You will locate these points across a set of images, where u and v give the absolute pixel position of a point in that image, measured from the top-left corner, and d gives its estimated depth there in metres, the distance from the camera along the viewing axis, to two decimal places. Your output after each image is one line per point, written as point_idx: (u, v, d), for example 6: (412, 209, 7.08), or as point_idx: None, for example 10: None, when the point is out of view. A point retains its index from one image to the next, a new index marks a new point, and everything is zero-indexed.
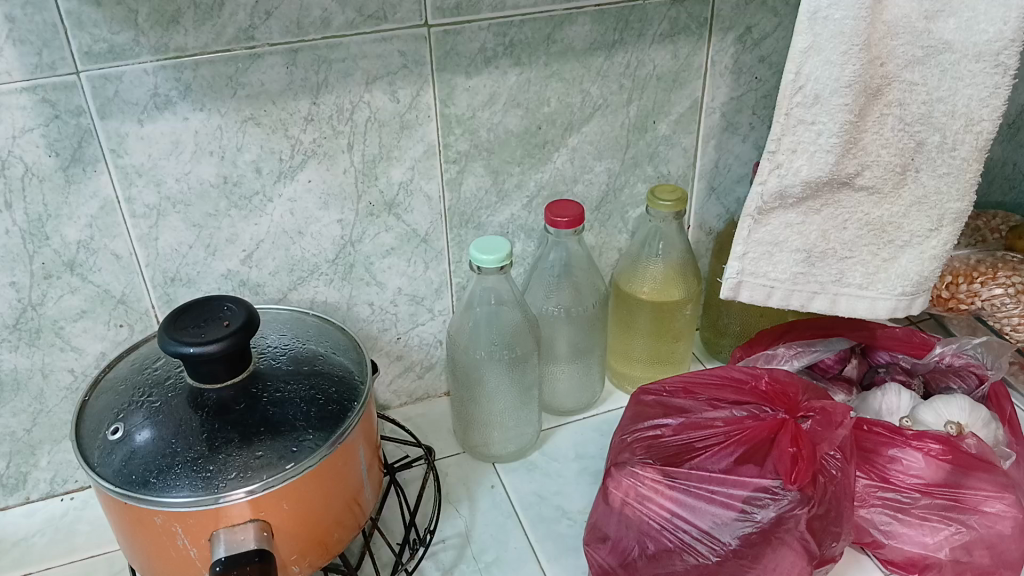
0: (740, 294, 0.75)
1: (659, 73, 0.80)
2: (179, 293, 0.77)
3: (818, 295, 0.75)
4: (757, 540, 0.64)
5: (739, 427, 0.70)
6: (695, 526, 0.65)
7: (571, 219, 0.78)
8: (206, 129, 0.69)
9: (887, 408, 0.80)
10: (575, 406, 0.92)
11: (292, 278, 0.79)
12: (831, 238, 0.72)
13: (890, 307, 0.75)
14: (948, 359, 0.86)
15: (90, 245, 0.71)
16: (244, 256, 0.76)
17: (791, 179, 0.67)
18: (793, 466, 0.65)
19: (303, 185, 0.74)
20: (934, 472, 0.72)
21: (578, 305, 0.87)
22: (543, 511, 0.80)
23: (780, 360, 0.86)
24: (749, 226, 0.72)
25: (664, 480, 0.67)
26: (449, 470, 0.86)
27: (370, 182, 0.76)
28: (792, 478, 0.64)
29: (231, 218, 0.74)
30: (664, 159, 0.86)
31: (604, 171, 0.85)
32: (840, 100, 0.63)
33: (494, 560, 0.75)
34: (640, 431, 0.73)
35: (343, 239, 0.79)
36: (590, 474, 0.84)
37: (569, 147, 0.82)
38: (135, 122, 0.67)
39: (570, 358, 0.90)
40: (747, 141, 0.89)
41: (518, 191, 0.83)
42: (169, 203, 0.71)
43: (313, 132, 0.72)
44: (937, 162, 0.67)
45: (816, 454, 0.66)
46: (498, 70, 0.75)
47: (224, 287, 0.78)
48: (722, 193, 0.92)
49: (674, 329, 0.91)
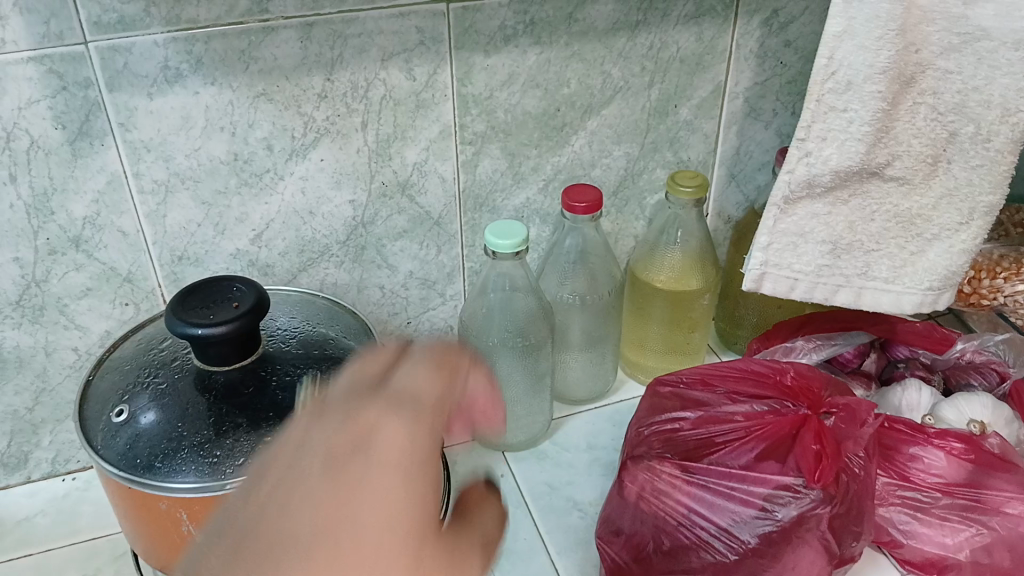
0: (763, 286, 0.73)
1: (682, 56, 0.78)
2: (186, 273, 0.75)
3: (843, 288, 0.73)
4: (778, 539, 0.60)
5: (760, 422, 0.64)
6: (713, 522, 0.61)
7: (588, 204, 0.76)
8: (217, 104, 0.67)
9: (907, 404, 0.78)
10: (588, 395, 0.90)
11: (302, 259, 0.78)
12: (856, 230, 0.70)
13: (916, 302, 0.72)
14: (969, 356, 0.85)
15: (97, 221, 0.70)
16: (254, 235, 0.75)
17: (820, 167, 0.66)
18: (817, 464, 0.60)
19: (316, 164, 0.73)
20: (955, 471, 0.71)
21: (593, 293, 0.84)
22: (553, 502, 0.79)
23: (798, 352, 0.84)
24: (774, 216, 0.69)
25: (682, 474, 0.63)
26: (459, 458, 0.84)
27: (384, 162, 0.75)
28: (815, 476, 0.60)
29: (241, 196, 0.72)
30: (684, 144, 0.84)
31: (623, 156, 0.83)
32: (872, 87, 0.61)
33: (503, 550, 0.74)
34: (656, 423, 0.68)
35: (355, 220, 0.77)
36: (601, 465, 0.82)
37: (588, 131, 0.80)
38: (144, 96, 0.65)
39: (583, 346, 0.88)
40: (770, 128, 0.86)
41: (535, 174, 0.81)
42: (177, 179, 0.70)
43: (327, 110, 0.70)
44: (969, 153, 0.65)
45: (840, 451, 0.62)
46: (518, 49, 0.72)
47: (232, 267, 0.76)
48: (743, 180, 0.89)
49: (690, 318, 0.87)
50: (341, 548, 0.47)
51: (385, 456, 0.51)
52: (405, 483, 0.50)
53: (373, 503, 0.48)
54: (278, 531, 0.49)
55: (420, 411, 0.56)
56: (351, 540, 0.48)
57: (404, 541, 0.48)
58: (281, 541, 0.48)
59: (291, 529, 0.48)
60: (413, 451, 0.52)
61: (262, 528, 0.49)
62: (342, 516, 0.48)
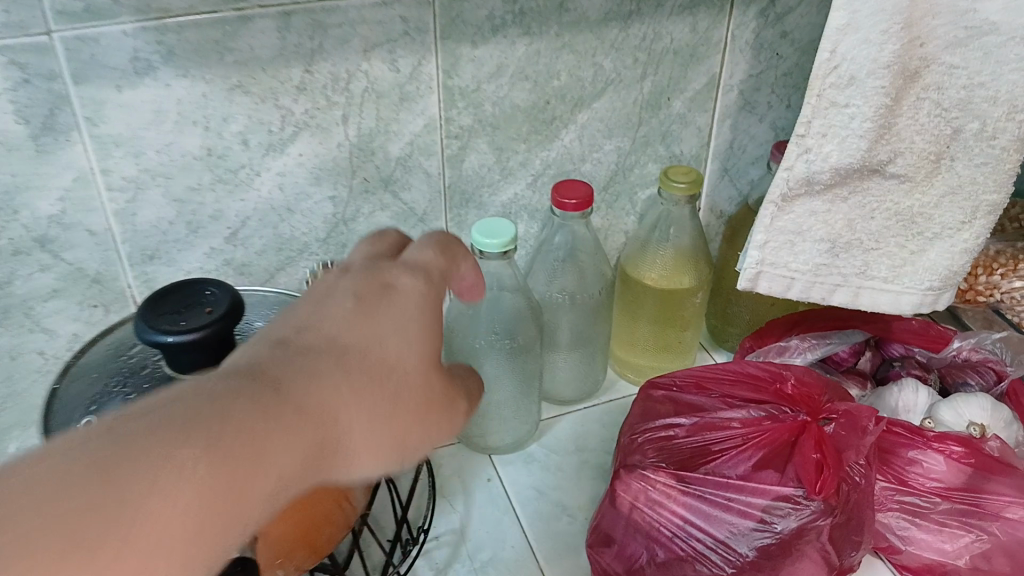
0: (758, 285, 0.70)
1: (676, 47, 0.75)
2: (158, 272, 0.72)
3: (840, 287, 0.71)
4: (777, 552, 0.58)
5: (757, 430, 0.62)
6: (710, 534, 0.59)
7: (579, 201, 0.73)
8: (190, 97, 0.63)
9: (904, 405, 0.77)
10: (576, 395, 0.87)
11: (280, 257, 0.75)
12: (856, 228, 0.68)
13: (915, 302, 0.71)
14: (966, 353, 0.83)
15: (63, 220, 0.66)
16: (229, 233, 0.72)
17: (820, 165, 0.63)
18: (818, 475, 0.58)
19: (294, 159, 0.69)
20: (954, 475, 0.69)
21: (583, 291, 0.81)
22: (542, 507, 0.77)
23: (793, 351, 0.82)
24: (771, 213, 0.67)
25: (678, 484, 0.61)
26: (444, 461, 0.81)
27: (367, 157, 0.72)
28: (816, 487, 0.58)
29: (216, 193, 0.69)
30: (677, 138, 0.82)
31: (613, 150, 0.80)
32: (876, 83, 0.59)
33: (490, 559, 0.72)
34: (649, 430, 0.66)
35: (335, 217, 0.74)
36: (591, 468, 0.80)
37: (578, 124, 0.77)
38: (113, 89, 0.61)
39: (571, 346, 0.85)
40: (765, 121, 0.84)
41: (523, 169, 0.78)
42: (148, 175, 0.66)
43: (306, 102, 0.66)
44: (973, 150, 0.63)
45: (840, 460, 0.60)
46: (507, 39, 0.69)
47: (208, 266, 0.73)
48: (736, 175, 0.87)
49: (682, 317, 0.84)
50: (323, 446, 0.36)
51: (399, 299, 0.41)
52: (423, 316, 0.41)
53: (397, 325, 0.40)
54: (242, 444, 0.33)
55: (432, 261, 0.45)
56: (343, 439, 0.37)
57: (426, 384, 0.40)
58: (253, 464, 0.33)
59: (259, 448, 0.33)
60: (427, 311, 0.42)
61: (212, 441, 0.32)
62: (320, 409, 0.35)
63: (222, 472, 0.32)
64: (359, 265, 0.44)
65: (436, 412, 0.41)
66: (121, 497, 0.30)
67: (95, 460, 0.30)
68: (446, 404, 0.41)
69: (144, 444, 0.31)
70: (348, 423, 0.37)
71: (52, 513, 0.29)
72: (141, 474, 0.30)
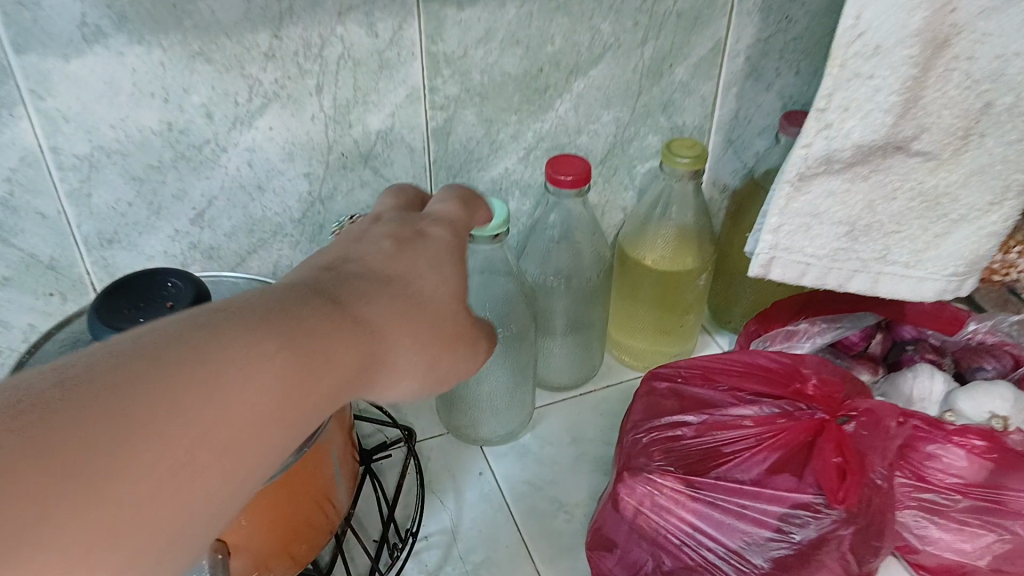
0: (771, 272, 0.66)
1: (680, 9, 0.69)
2: (118, 258, 0.66)
3: (858, 273, 0.67)
4: (794, 563, 0.54)
5: (772, 430, 0.59)
6: (722, 544, 0.55)
7: (575, 177, 0.67)
8: (146, 67, 0.57)
9: (919, 393, 0.72)
10: (572, 381, 0.82)
11: (252, 240, 0.69)
12: (877, 209, 0.63)
13: (938, 289, 0.66)
14: (981, 336, 0.79)
15: (10, 202, 0.60)
16: (195, 214, 0.66)
17: (841, 142, 0.58)
18: (841, 483, 0.55)
19: (264, 133, 0.63)
20: (976, 472, 0.64)
21: (579, 273, 0.76)
22: (537, 504, 0.72)
23: (801, 336, 0.78)
24: (786, 195, 0.62)
25: (686, 489, 0.56)
26: (432, 455, 0.76)
27: (344, 130, 0.65)
28: (838, 496, 0.55)
29: (178, 171, 0.63)
30: (679, 108, 0.76)
31: (611, 121, 0.74)
32: (904, 52, 0.53)
33: (484, 561, 0.68)
34: (653, 428, 0.61)
35: (310, 195, 0.68)
36: (588, 461, 0.76)
37: (574, 93, 0.71)
38: (58, 58, 0.54)
39: (567, 331, 0.80)
40: (772, 89, 0.78)
41: (515, 142, 0.72)
42: (102, 153, 0.60)
43: (275, 71, 0.60)
44: (1006, 126, 0.57)
45: (864, 467, 0.57)
46: (496, 1, 0.63)
47: (172, 251, 0.67)
48: (741, 146, 0.81)
49: (683, 300, 0.79)
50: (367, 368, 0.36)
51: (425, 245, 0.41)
52: (451, 263, 0.42)
53: (433, 266, 0.41)
54: (319, 346, 0.33)
55: (453, 220, 0.45)
56: (384, 365, 0.37)
57: (456, 323, 0.41)
58: (326, 363, 0.34)
59: (333, 352, 0.34)
60: (455, 259, 0.42)
61: (294, 340, 0.33)
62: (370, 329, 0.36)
63: (302, 369, 0.33)
64: (390, 221, 0.45)
65: (461, 353, 0.41)
66: (222, 371, 0.30)
67: (190, 342, 0.30)
68: (470, 348, 0.42)
69: (231, 334, 0.31)
70: (393, 347, 0.37)
71: (153, 382, 0.29)
72: (235, 359, 0.31)
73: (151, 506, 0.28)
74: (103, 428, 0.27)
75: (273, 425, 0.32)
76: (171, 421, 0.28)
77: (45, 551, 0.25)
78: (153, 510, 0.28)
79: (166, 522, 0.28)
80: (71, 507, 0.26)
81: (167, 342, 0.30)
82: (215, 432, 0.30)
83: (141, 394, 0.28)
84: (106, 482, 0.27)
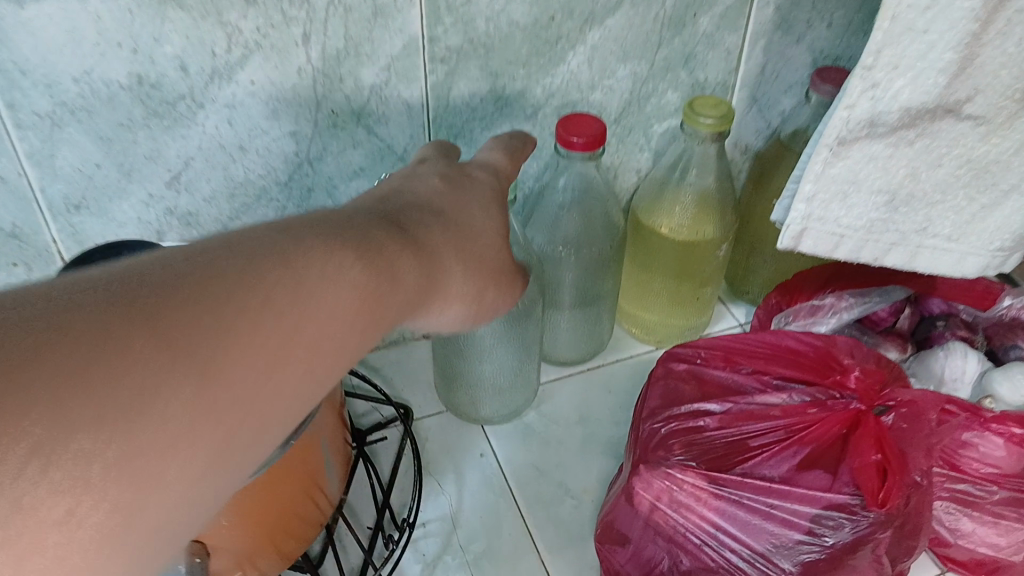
0: (802, 244, 0.60)
1: None
2: (87, 224, 0.61)
3: (896, 248, 0.61)
4: (826, 569, 0.50)
5: (802, 421, 0.55)
6: (747, 546, 0.52)
7: (587, 139, 0.61)
8: (111, 13, 0.50)
9: (951, 374, 0.68)
10: (579, 356, 0.78)
11: (234, 205, 0.63)
12: (920, 178, 0.57)
13: (982, 265, 0.61)
14: (1015, 313, 0.74)
15: None
16: (171, 177, 0.60)
17: (888, 103, 0.52)
18: (881, 484, 0.51)
19: (245, 88, 0.57)
20: (1014, 461, 0.60)
21: (589, 241, 0.70)
22: (542, 489, 0.68)
23: (826, 311, 0.72)
24: (823, 159, 0.56)
25: (709, 486, 0.52)
26: (430, 435, 0.72)
27: (333, 85, 0.59)
28: (877, 498, 0.51)
29: (150, 130, 0.57)
30: (702, 62, 0.69)
31: (628, 76, 0.68)
32: (967, 4, 0.47)
33: (485, 551, 0.64)
34: (672, 417, 0.57)
35: (298, 157, 0.62)
36: (596, 442, 0.71)
37: (588, 44, 0.64)
38: (10, 2, 0.48)
39: (576, 304, 0.74)
40: (803, 43, 0.71)
41: (522, 99, 0.66)
42: (65, 110, 0.54)
43: (257, 18, 0.53)
44: None
45: (904, 463, 0.53)
46: None
47: (146, 217, 0.62)
48: (765, 105, 0.75)
49: (701, 273, 0.74)
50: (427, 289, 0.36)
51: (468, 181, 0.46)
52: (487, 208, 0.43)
53: (477, 203, 0.43)
54: (388, 260, 0.33)
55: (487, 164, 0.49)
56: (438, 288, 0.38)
57: (495, 258, 0.42)
58: (396, 273, 0.34)
59: (401, 270, 0.34)
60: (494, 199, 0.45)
61: (367, 250, 0.33)
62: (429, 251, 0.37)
63: (378, 280, 0.32)
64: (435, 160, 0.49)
65: (497, 290, 0.42)
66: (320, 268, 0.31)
67: (275, 241, 0.30)
68: (506, 286, 0.43)
69: (313, 236, 0.31)
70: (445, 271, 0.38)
71: (262, 269, 0.29)
72: (320, 262, 0.30)
73: (257, 384, 0.28)
74: (216, 304, 0.27)
75: (349, 333, 0.32)
76: (278, 305, 0.29)
77: (155, 416, 0.25)
78: (246, 400, 0.28)
79: (257, 415, 0.28)
80: (177, 384, 0.25)
81: (255, 241, 0.30)
82: (313, 323, 0.30)
83: (250, 278, 0.28)
84: (207, 362, 0.26)
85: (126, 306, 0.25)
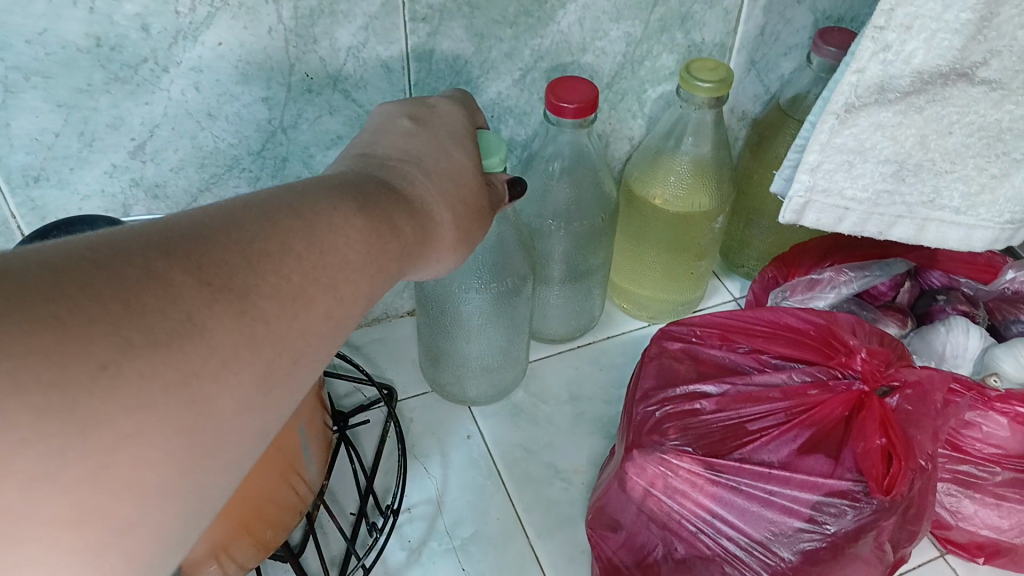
0: (804, 217, 0.57)
1: None
2: (47, 197, 0.57)
3: (902, 219, 0.58)
4: (826, 557, 0.49)
5: (803, 402, 0.53)
6: (744, 533, 0.50)
7: (580, 106, 0.58)
8: None
9: (952, 349, 0.66)
10: (573, 331, 0.75)
11: (204, 176, 0.59)
12: (929, 146, 0.53)
13: (990, 239, 0.57)
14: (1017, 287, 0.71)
15: None
16: (135, 146, 0.56)
17: (899, 67, 0.47)
18: (887, 470, 0.49)
19: (212, 50, 0.53)
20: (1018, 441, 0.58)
21: (580, 212, 0.67)
22: (530, 470, 0.65)
23: (825, 285, 0.70)
24: (830, 128, 0.52)
25: (706, 472, 0.50)
26: (415, 415, 0.69)
27: (307, 45, 0.55)
28: (882, 484, 0.49)
29: (112, 95, 0.53)
30: (699, 23, 0.66)
31: (621, 38, 0.64)
32: None
33: (472, 535, 0.61)
34: (667, 400, 0.55)
35: (271, 123, 0.58)
36: (587, 421, 0.69)
37: (580, 3, 0.60)
38: None
39: (566, 280, 0.72)
40: (804, 3, 0.68)
41: (509, 62, 0.62)
42: (19, 73, 0.50)
43: None
44: None
45: (909, 446, 0.51)
46: None
47: (110, 189, 0.58)
48: (764, 69, 0.72)
49: (697, 245, 0.72)
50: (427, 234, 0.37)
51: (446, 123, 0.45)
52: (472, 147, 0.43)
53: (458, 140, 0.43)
54: (387, 211, 0.35)
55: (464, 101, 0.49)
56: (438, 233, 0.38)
57: (482, 196, 0.42)
58: (394, 223, 0.35)
59: (396, 215, 0.35)
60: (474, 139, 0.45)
61: (369, 204, 0.34)
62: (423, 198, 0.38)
63: (379, 228, 0.34)
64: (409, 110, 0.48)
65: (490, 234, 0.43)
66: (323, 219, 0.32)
67: (284, 200, 0.32)
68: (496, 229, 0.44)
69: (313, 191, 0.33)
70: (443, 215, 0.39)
71: (274, 219, 0.30)
72: (329, 215, 0.32)
73: (283, 327, 0.29)
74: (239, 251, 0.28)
75: (362, 277, 0.33)
76: (295, 251, 0.30)
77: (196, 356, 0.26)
78: (276, 332, 0.29)
79: (289, 353, 0.30)
80: (214, 317, 0.27)
81: (267, 199, 0.31)
82: (329, 268, 0.31)
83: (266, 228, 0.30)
84: (240, 300, 0.28)
85: (159, 251, 0.26)
